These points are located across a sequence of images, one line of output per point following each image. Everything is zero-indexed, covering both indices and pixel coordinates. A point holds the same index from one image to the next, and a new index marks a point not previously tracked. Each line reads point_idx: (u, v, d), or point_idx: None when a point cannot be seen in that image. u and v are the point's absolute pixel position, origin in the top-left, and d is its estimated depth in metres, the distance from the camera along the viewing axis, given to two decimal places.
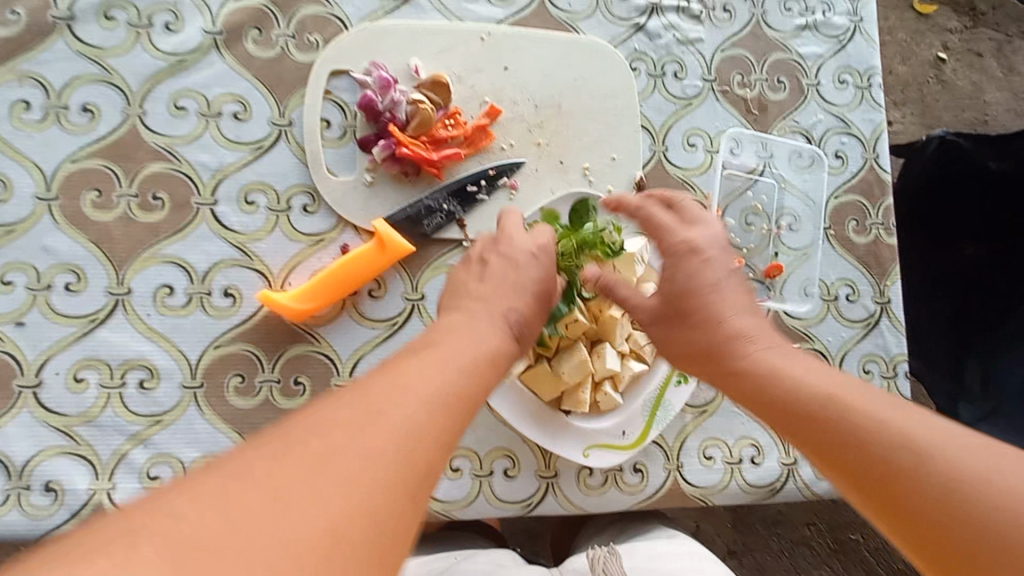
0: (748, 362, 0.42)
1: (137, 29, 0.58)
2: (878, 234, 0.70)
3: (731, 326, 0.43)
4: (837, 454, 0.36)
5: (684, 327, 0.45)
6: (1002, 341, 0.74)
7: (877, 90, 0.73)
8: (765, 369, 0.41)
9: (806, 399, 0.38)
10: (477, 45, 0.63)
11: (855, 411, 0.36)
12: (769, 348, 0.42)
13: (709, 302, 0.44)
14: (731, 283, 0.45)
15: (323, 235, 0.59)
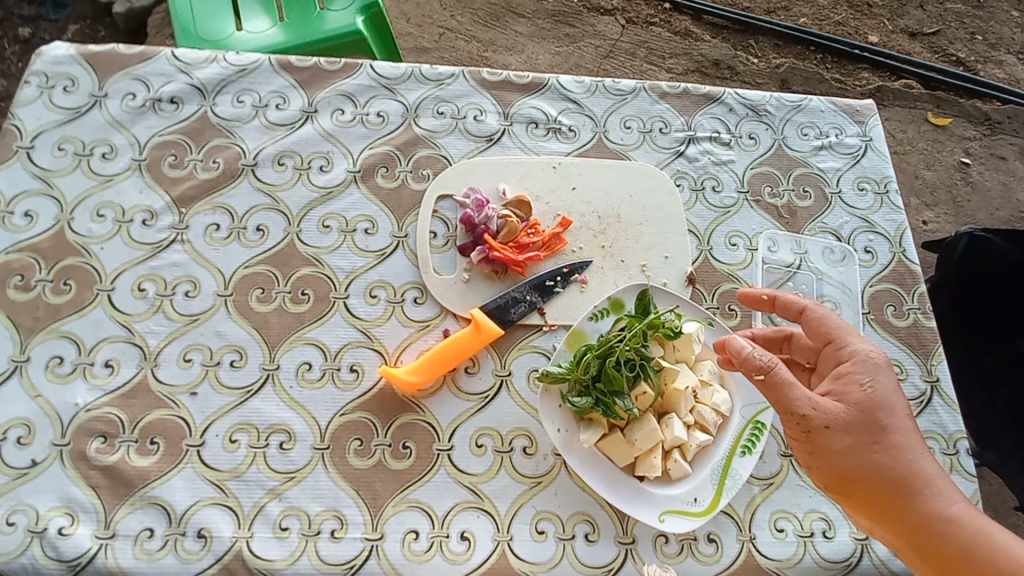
0: (906, 491, 0.57)
1: (300, 171, 0.78)
2: (916, 318, 0.77)
3: (911, 464, 0.57)
4: (927, 550, 0.55)
5: (872, 456, 0.57)
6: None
7: (895, 195, 0.84)
8: (911, 502, 0.56)
9: (950, 544, 0.55)
10: (551, 171, 0.80)
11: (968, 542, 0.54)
12: (921, 483, 0.57)
13: (896, 442, 0.58)
14: (906, 429, 0.59)
15: (429, 321, 0.72)
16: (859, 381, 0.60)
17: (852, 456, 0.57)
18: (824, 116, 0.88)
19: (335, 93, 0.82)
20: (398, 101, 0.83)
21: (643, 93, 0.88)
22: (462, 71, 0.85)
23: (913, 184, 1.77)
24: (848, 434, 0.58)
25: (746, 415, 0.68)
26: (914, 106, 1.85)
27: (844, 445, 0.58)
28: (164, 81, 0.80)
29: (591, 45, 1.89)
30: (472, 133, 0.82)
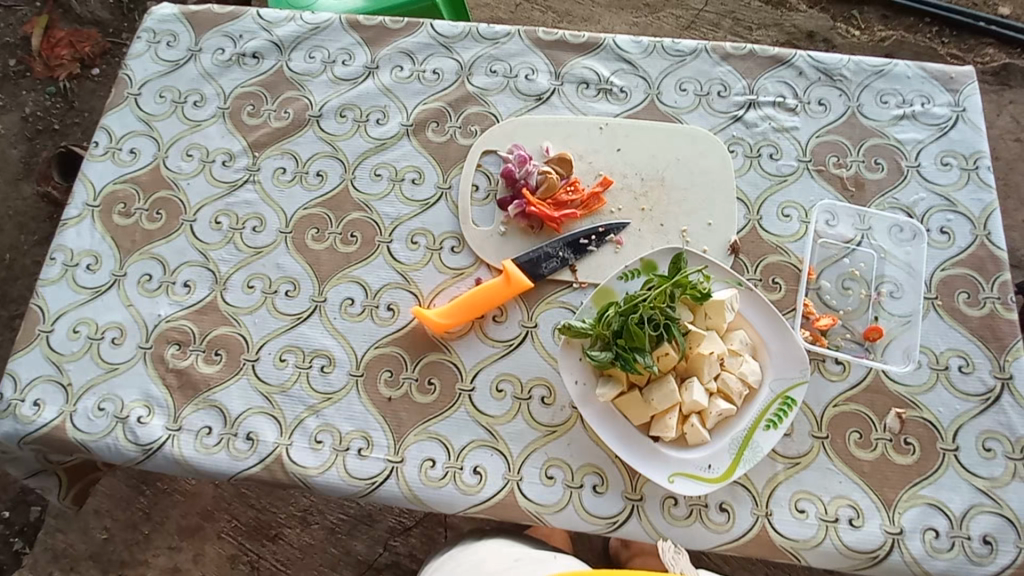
0: None
1: (359, 123, 0.84)
2: (994, 308, 0.69)
3: None
4: None
5: None
6: None
7: (986, 172, 0.75)
8: None
9: None
10: (597, 132, 0.80)
11: None
12: None
13: None
14: None
15: (463, 269, 0.75)
16: None
17: None
18: (910, 82, 0.80)
19: (396, 51, 0.86)
20: (454, 59, 0.85)
21: (704, 55, 0.84)
22: (518, 31, 0.86)
23: None
24: None
25: (776, 389, 0.65)
26: None
27: None
28: (249, 38, 0.88)
29: (671, 16, 1.81)
30: (522, 92, 0.83)
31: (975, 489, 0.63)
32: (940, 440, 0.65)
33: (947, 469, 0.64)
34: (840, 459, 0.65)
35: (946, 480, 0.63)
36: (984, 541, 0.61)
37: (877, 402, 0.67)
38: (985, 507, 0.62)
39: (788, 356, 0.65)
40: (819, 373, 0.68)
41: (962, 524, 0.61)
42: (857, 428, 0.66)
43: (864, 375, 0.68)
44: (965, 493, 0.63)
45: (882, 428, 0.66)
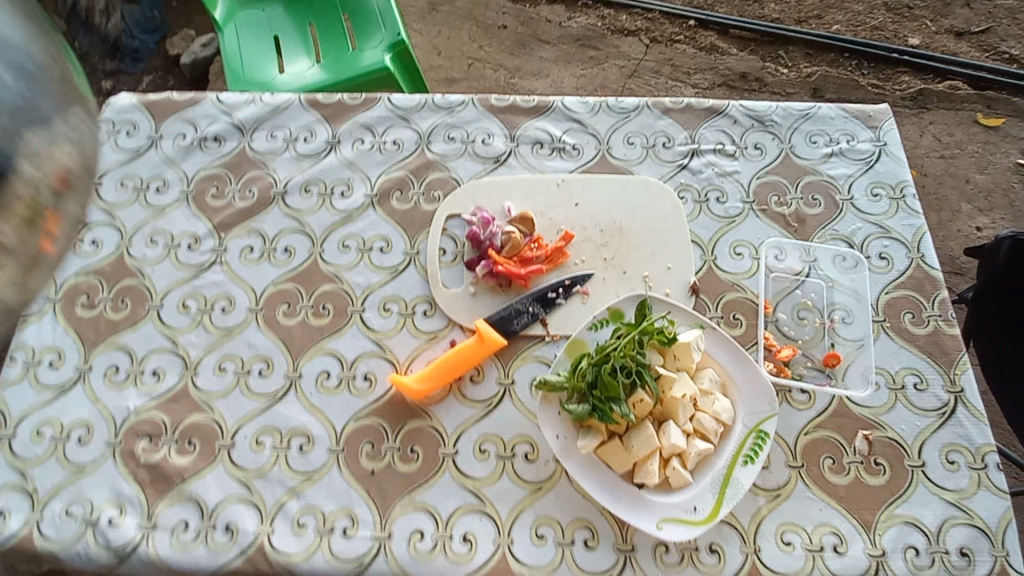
0: None
1: (323, 197, 0.86)
2: (937, 326, 0.74)
3: None
4: None
5: None
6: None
7: (912, 200, 0.82)
8: None
9: None
10: (554, 189, 0.84)
11: None
12: None
13: None
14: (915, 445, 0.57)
15: (437, 332, 0.77)
16: None
17: None
18: (834, 122, 0.87)
19: (356, 125, 0.90)
20: (413, 129, 0.89)
21: (646, 110, 0.90)
22: (472, 99, 0.90)
23: (963, 189, 1.69)
24: None
25: (749, 423, 0.67)
26: (961, 108, 1.77)
27: None
28: (209, 122, 0.90)
29: (615, 66, 1.93)
30: (480, 156, 0.87)
31: (946, 502, 0.65)
32: (907, 457, 0.68)
33: (917, 485, 0.66)
34: (818, 487, 0.67)
35: (918, 497, 0.66)
36: (962, 554, 0.63)
37: (845, 425, 0.70)
38: (958, 520, 0.65)
39: (756, 389, 0.68)
40: (786, 404, 0.71)
41: (940, 538, 0.64)
42: (829, 453, 0.68)
43: (829, 402, 0.71)
44: (937, 508, 0.65)
45: (852, 451, 0.68)
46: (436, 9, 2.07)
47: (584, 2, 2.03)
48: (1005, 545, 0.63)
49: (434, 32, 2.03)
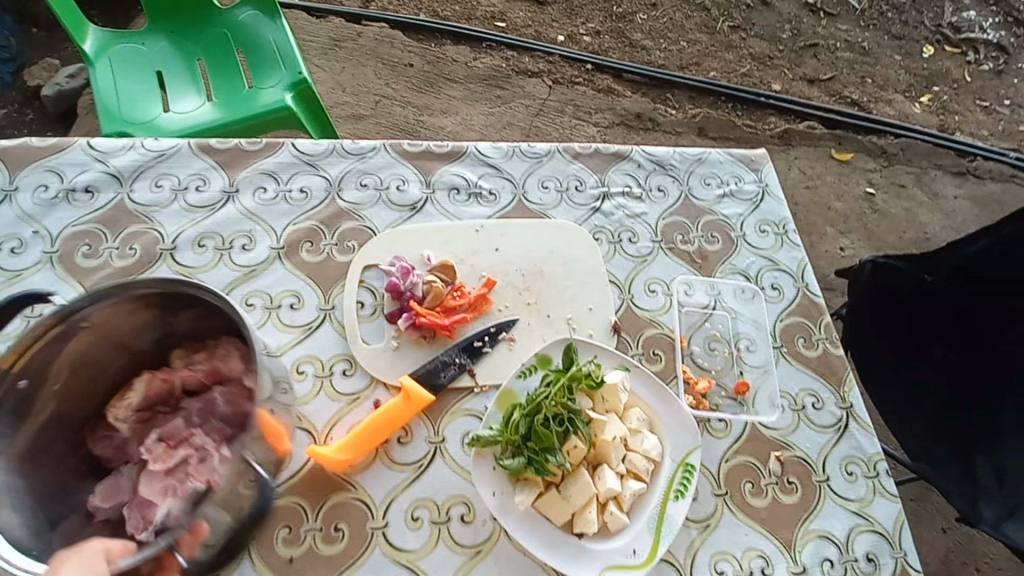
0: None
1: (221, 251, 0.78)
2: (825, 347, 0.83)
3: None
4: None
5: None
6: (931, 412, 1.02)
7: (794, 235, 0.91)
8: None
9: None
10: (473, 235, 0.83)
11: None
12: None
13: None
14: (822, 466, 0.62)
15: (359, 393, 0.72)
16: None
17: None
18: (723, 166, 0.96)
19: (256, 173, 0.83)
20: (321, 176, 0.84)
21: (558, 155, 0.93)
22: (384, 144, 0.88)
23: (827, 215, 1.94)
24: None
25: (676, 458, 0.70)
26: (819, 144, 2.04)
27: None
28: (78, 171, 0.79)
29: (521, 105, 2.00)
30: (396, 203, 0.84)
31: (850, 512, 0.72)
32: (814, 473, 0.74)
33: (825, 499, 0.72)
34: (742, 512, 0.70)
35: (827, 511, 0.72)
36: (868, 559, 0.69)
37: (759, 449, 0.74)
38: (862, 528, 0.71)
39: (680, 423, 0.71)
40: (707, 434, 0.75)
41: (848, 547, 0.69)
42: (749, 478, 0.73)
43: (744, 428, 0.76)
44: (843, 518, 0.71)
45: (768, 473, 0.73)
46: (339, 45, 2.03)
47: (489, 43, 2.09)
48: (900, 546, 0.70)
49: (338, 68, 1.99)
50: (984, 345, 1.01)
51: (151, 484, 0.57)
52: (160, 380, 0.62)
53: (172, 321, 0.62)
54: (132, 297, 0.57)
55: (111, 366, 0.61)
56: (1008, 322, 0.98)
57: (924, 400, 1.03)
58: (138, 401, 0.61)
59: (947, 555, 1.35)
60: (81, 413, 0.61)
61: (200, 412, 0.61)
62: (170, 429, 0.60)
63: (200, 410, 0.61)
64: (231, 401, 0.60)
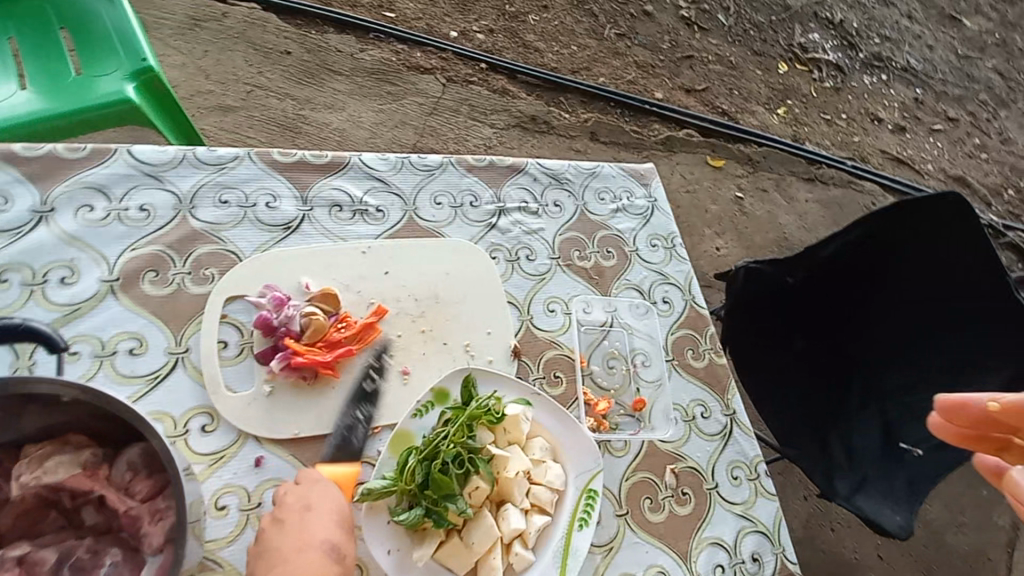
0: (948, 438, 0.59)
1: (31, 288, 0.63)
2: (711, 357, 0.87)
3: None
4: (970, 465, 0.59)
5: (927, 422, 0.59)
6: (798, 400, 1.12)
7: (680, 249, 0.95)
8: None
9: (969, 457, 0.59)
10: (360, 257, 0.75)
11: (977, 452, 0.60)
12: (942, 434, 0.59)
13: None
14: None
15: (223, 451, 0.61)
16: None
17: None
18: (615, 180, 0.97)
19: (79, 187, 0.68)
20: (168, 191, 0.71)
21: (451, 167, 0.87)
22: (249, 153, 0.76)
23: (704, 217, 2.10)
24: None
25: (579, 484, 0.68)
26: (696, 151, 2.19)
27: None
28: None
29: (415, 103, 1.91)
30: (266, 223, 0.74)
31: (736, 515, 0.76)
32: (705, 481, 0.77)
33: (715, 506, 0.76)
34: (642, 530, 0.71)
35: (717, 516, 0.75)
36: (753, 558, 0.74)
37: (656, 463, 0.76)
38: (747, 529, 0.76)
39: (582, 449, 0.70)
40: (608, 454, 0.75)
41: (737, 549, 0.73)
42: (648, 494, 0.74)
43: (641, 445, 0.77)
44: (731, 522, 0.75)
45: (665, 486, 0.75)
46: (200, 25, 1.78)
47: (376, 34, 1.96)
48: (778, 541, 0.76)
49: (199, 52, 1.74)
50: (845, 339, 1.15)
51: None
52: (87, 480, 0.52)
53: (84, 425, 0.53)
54: (32, 395, 0.50)
55: (58, 422, 0.52)
56: (848, 311, 1.12)
57: (790, 391, 1.13)
58: (53, 483, 0.52)
59: (808, 519, 1.53)
60: (4, 448, 0.53)
61: (89, 559, 0.51)
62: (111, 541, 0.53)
63: (79, 560, 0.51)
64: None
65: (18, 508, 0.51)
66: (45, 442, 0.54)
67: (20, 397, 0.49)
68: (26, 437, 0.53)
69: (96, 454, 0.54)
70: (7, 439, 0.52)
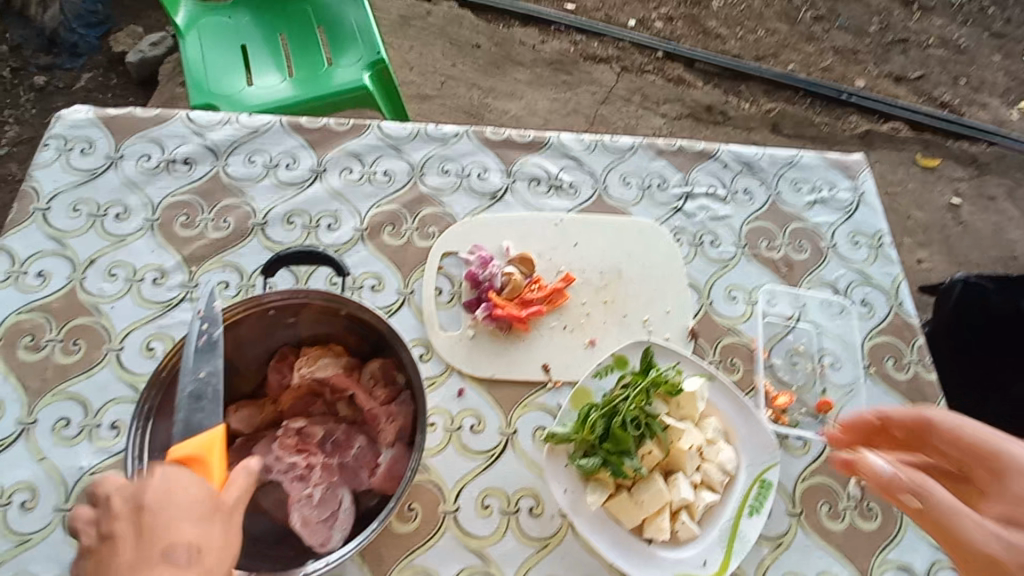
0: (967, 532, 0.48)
1: (308, 229, 0.80)
2: (917, 371, 0.78)
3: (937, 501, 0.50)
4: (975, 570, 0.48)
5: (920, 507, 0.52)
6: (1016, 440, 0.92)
7: (889, 249, 0.86)
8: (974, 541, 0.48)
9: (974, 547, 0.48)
10: (553, 228, 0.82)
11: (947, 518, 0.49)
12: (954, 521, 0.49)
13: (944, 507, 0.50)
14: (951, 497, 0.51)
15: (435, 378, 0.73)
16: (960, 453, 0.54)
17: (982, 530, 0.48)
18: (816, 171, 0.91)
19: (344, 153, 0.85)
20: (404, 160, 0.85)
21: (641, 150, 0.90)
22: (466, 131, 0.88)
23: (905, 224, 1.82)
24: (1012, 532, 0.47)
25: (752, 473, 0.68)
26: (902, 148, 1.91)
27: (952, 508, 0.50)
28: (178, 143, 0.82)
29: (588, 92, 1.96)
30: (476, 191, 0.84)
31: (933, 546, 0.68)
32: None
33: (906, 530, 0.69)
34: (816, 534, 0.68)
35: (907, 542, 0.68)
36: None
37: (838, 471, 0.72)
38: (944, 563, 0.67)
39: (757, 438, 0.69)
40: (785, 451, 0.73)
41: None
42: (825, 501, 0.70)
43: (823, 449, 0.73)
44: (925, 552, 0.68)
45: (846, 497, 0.70)
46: (408, 23, 2.03)
47: (557, 26, 2.05)
48: None
49: (406, 47, 1.99)
50: None
51: (266, 454, 0.63)
52: (344, 378, 0.66)
53: (342, 335, 0.67)
54: (315, 306, 0.64)
55: (326, 330, 0.67)
56: None
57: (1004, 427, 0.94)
58: (321, 377, 0.65)
59: None
60: (287, 344, 0.67)
61: (346, 439, 0.65)
62: (355, 432, 0.65)
63: (338, 438, 0.65)
64: (366, 458, 0.64)
65: (298, 390, 0.65)
66: (315, 343, 0.68)
67: (311, 307, 0.64)
68: (303, 337, 0.67)
69: (350, 359, 0.67)
70: (293, 338, 0.67)
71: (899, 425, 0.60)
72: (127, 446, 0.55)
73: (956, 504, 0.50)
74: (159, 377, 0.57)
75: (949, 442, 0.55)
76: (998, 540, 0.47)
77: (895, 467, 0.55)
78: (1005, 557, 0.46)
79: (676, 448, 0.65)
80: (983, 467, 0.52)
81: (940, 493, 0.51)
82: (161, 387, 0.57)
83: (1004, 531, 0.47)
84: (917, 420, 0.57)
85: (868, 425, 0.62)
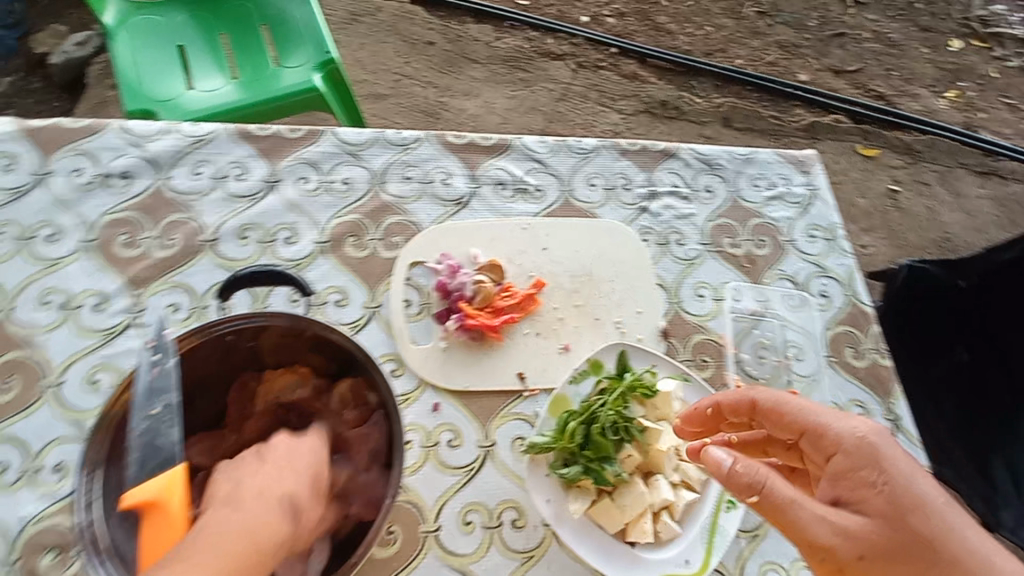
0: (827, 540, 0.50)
1: (264, 244, 0.76)
2: (874, 358, 0.82)
3: (810, 513, 0.51)
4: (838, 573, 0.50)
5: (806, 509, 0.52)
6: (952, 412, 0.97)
7: (843, 241, 0.90)
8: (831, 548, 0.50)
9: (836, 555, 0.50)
10: (520, 233, 0.81)
11: (808, 522, 0.51)
12: (817, 528, 0.50)
13: (800, 513, 0.51)
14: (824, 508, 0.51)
15: (408, 393, 0.71)
16: (856, 471, 0.52)
17: (836, 537, 0.50)
18: (772, 167, 0.93)
19: (299, 162, 0.80)
20: (364, 167, 0.82)
21: (605, 151, 0.90)
22: (427, 135, 0.85)
23: (850, 212, 1.91)
24: (871, 552, 0.49)
25: None
26: (844, 139, 2.00)
27: (822, 516, 0.51)
28: (114, 155, 0.76)
29: (545, 89, 1.95)
30: (441, 198, 0.82)
31: None
32: None
33: None
34: None
35: None
36: None
37: None
38: None
39: None
40: None
41: None
42: None
43: None
44: None
45: None
46: (358, 20, 1.97)
47: (510, 23, 2.03)
48: None
49: (356, 44, 1.92)
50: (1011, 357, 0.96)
51: None
52: (313, 402, 0.63)
53: (306, 357, 0.64)
54: (276, 330, 0.61)
55: (289, 354, 0.63)
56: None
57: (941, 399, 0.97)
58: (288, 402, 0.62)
59: None
60: (249, 370, 0.63)
61: None
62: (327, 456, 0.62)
63: None
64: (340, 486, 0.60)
65: (263, 418, 0.62)
66: (278, 367, 0.64)
67: (271, 330, 0.60)
68: (266, 362, 0.63)
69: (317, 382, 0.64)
70: (253, 363, 0.63)
71: (730, 409, 0.61)
72: (77, 498, 0.50)
73: (791, 497, 0.52)
74: (107, 418, 0.53)
75: (778, 425, 0.58)
76: (828, 529, 0.50)
77: (735, 459, 0.55)
78: (836, 545, 0.50)
79: (654, 450, 0.66)
80: (819, 445, 0.56)
81: (780, 488, 0.52)
82: (109, 429, 0.52)
83: (833, 516, 0.51)
84: (749, 403, 0.60)
85: (705, 415, 0.63)
